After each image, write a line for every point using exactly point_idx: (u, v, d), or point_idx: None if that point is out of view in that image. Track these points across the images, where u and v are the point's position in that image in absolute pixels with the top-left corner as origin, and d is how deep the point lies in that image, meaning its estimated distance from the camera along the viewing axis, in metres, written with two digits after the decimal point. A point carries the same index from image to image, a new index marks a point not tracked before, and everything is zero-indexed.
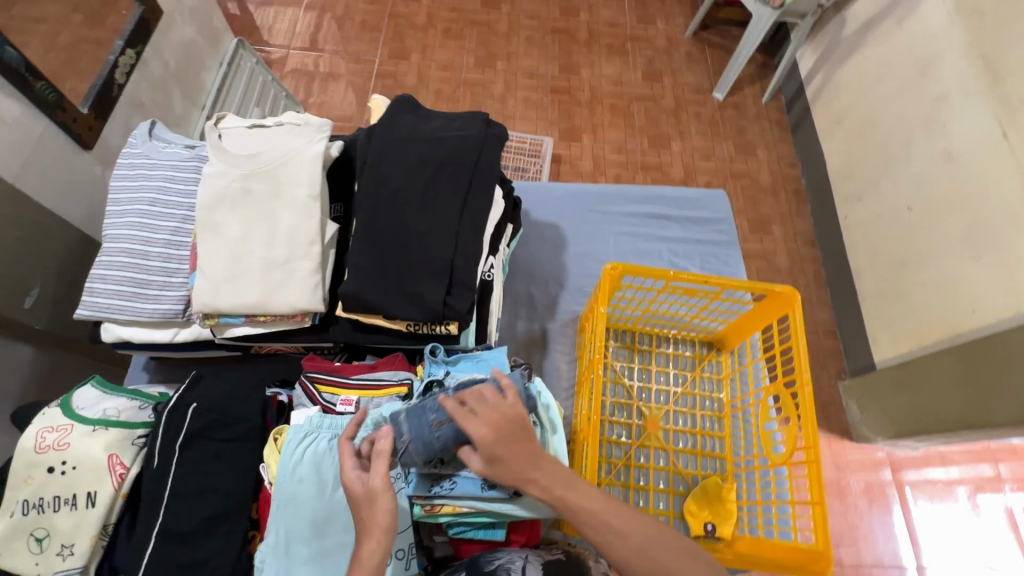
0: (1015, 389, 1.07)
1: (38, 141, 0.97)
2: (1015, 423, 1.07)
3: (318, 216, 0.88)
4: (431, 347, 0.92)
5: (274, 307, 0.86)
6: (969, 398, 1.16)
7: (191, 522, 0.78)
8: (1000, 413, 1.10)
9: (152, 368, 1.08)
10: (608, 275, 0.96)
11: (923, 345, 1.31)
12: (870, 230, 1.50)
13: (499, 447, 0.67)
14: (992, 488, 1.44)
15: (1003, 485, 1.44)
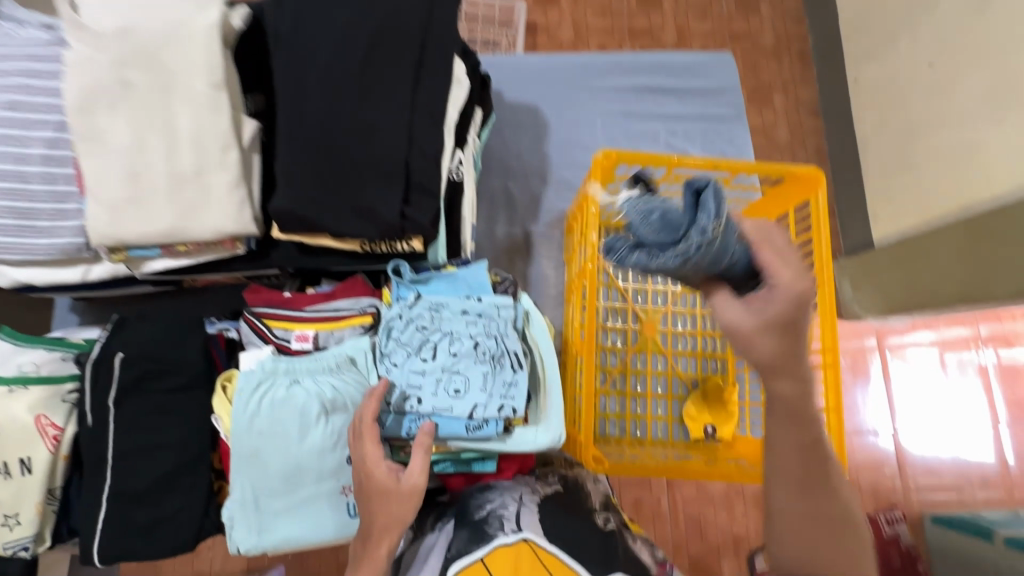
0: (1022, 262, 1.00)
1: None
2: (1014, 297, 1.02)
3: (228, 110, 0.68)
4: (395, 267, 0.78)
5: (194, 233, 0.69)
6: (970, 271, 1.09)
7: (144, 481, 0.71)
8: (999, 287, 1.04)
9: (81, 309, 0.94)
10: (600, 164, 0.80)
11: (923, 221, 1.21)
12: (885, 93, 1.32)
13: (791, 316, 0.48)
14: (970, 346, 1.46)
15: (979, 343, 1.47)
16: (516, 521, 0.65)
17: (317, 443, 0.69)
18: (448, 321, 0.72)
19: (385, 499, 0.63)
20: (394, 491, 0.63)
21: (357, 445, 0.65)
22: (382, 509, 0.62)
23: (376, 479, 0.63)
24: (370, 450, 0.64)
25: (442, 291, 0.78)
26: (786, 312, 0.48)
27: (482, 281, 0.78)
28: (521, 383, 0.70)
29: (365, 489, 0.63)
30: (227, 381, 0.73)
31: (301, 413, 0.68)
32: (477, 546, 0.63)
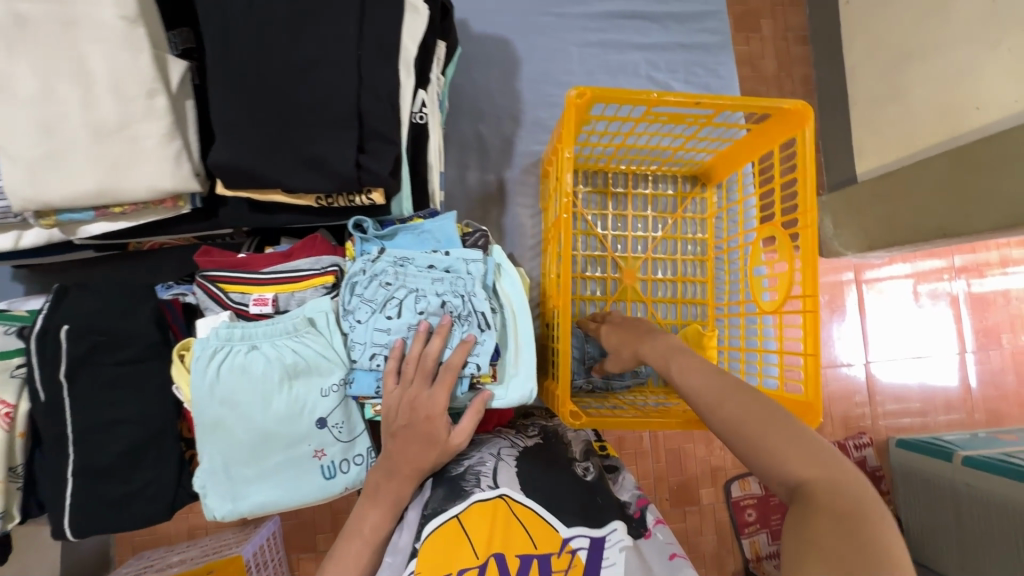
0: (1002, 194, 0.96)
1: None
2: (994, 230, 0.99)
3: (149, 49, 0.60)
4: (356, 221, 0.72)
5: (127, 192, 0.63)
6: (950, 208, 1.06)
7: (108, 457, 0.68)
8: (979, 222, 1.01)
9: (22, 278, 0.87)
10: (574, 105, 0.72)
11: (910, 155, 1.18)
12: (877, 15, 1.24)
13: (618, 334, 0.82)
14: (945, 278, 1.48)
15: (953, 274, 1.48)
16: (494, 477, 0.63)
17: (282, 409, 0.66)
18: (413, 277, 0.68)
19: (426, 442, 0.63)
20: (440, 441, 0.64)
21: (427, 382, 0.64)
22: (418, 454, 0.63)
23: (432, 421, 0.63)
24: (442, 396, 0.64)
25: (408, 246, 0.73)
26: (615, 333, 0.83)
27: (450, 234, 0.73)
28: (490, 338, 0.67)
29: (412, 425, 0.63)
30: (185, 350, 0.69)
31: (262, 381, 0.66)
32: (453, 502, 0.60)
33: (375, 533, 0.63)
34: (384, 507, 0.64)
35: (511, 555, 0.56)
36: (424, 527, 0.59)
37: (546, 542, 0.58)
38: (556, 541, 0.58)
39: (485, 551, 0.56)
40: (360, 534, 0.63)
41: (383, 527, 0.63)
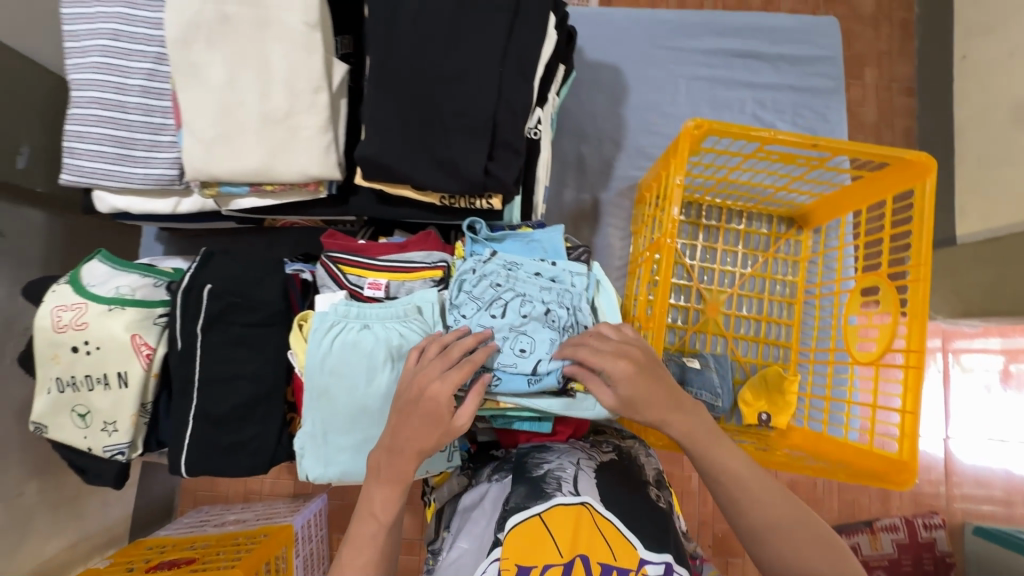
0: None
1: None
2: None
3: (321, 52, 0.68)
4: (470, 224, 0.78)
5: (281, 174, 0.71)
6: None
7: (225, 407, 0.75)
8: None
9: (165, 240, 0.99)
10: (689, 135, 0.75)
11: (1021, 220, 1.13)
12: (996, 71, 1.22)
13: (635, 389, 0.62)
14: None
15: None
16: (574, 484, 0.65)
17: (382, 387, 0.71)
18: (523, 282, 0.73)
19: (425, 421, 0.61)
20: (443, 421, 0.61)
21: (443, 365, 0.62)
22: (417, 431, 0.60)
23: (438, 400, 0.60)
24: (455, 379, 0.61)
25: (515, 251, 0.78)
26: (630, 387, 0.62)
27: (557, 246, 0.78)
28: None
29: (417, 401, 0.61)
30: (304, 320, 0.76)
31: (369, 358, 0.71)
32: (535, 502, 0.63)
33: (386, 513, 0.62)
34: (388, 488, 0.62)
35: (594, 560, 0.57)
36: (507, 520, 0.62)
37: (625, 557, 0.58)
38: (634, 557, 0.58)
39: (570, 550, 0.58)
40: (372, 516, 0.62)
41: (392, 507, 0.63)
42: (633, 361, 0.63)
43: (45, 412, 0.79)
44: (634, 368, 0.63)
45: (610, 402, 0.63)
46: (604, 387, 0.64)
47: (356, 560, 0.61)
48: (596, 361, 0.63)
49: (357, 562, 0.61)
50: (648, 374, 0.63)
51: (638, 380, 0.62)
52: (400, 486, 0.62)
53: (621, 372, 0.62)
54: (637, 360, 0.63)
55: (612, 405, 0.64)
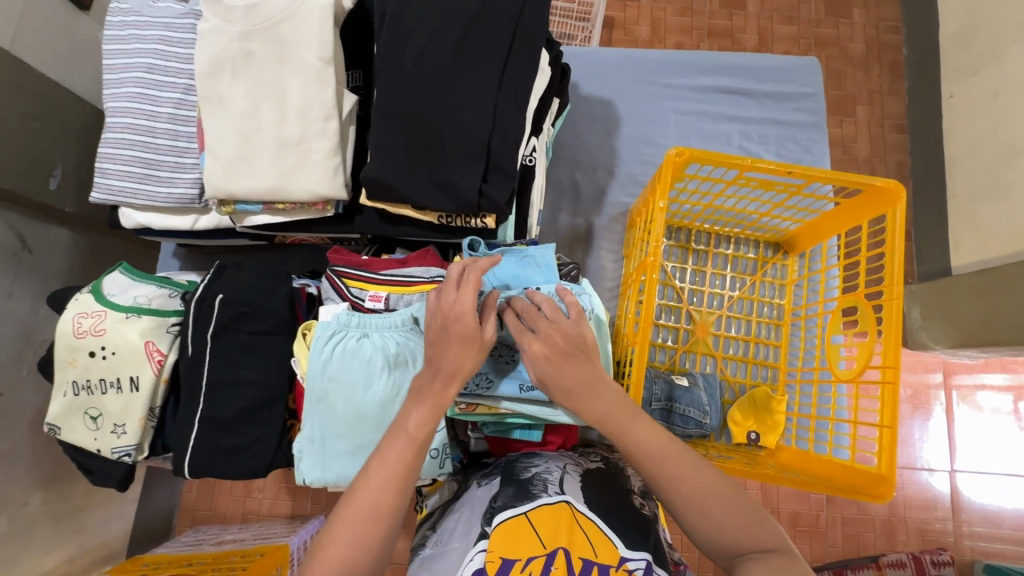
0: None
1: (24, 9, 0.91)
2: None
3: (333, 84, 0.75)
4: (470, 242, 0.81)
5: (293, 193, 0.77)
6: None
7: (230, 410, 0.79)
8: None
9: (181, 256, 1.05)
10: (671, 162, 0.80)
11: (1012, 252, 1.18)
12: (981, 111, 1.29)
13: (544, 371, 0.65)
14: None
15: None
16: (560, 485, 0.68)
17: (379, 393, 0.75)
18: None
19: (461, 340, 0.62)
20: (476, 338, 0.62)
21: (455, 286, 0.64)
22: (458, 352, 0.61)
23: (463, 319, 0.61)
24: (468, 294, 0.62)
25: (511, 265, 0.81)
26: (543, 367, 0.66)
27: (550, 261, 0.81)
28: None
29: (447, 325, 0.62)
30: (307, 331, 0.80)
31: (367, 364, 0.75)
32: (522, 501, 0.65)
33: (421, 430, 0.61)
34: (426, 405, 0.62)
35: (576, 554, 0.59)
36: (495, 517, 0.64)
37: (607, 554, 0.60)
38: (615, 555, 0.60)
39: (552, 543, 0.60)
40: (405, 431, 0.61)
41: (427, 427, 0.62)
42: (545, 343, 0.65)
43: (59, 414, 0.83)
44: (544, 349, 0.65)
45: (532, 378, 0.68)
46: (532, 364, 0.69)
47: (382, 469, 0.59)
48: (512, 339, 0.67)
49: (382, 473, 0.59)
50: (558, 358, 0.65)
51: (546, 362, 0.65)
52: (438, 408, 0.62)
53: (530, 352, 0.66)
54: (553, 344, 0.65)
55: (532, 381, 0.68)
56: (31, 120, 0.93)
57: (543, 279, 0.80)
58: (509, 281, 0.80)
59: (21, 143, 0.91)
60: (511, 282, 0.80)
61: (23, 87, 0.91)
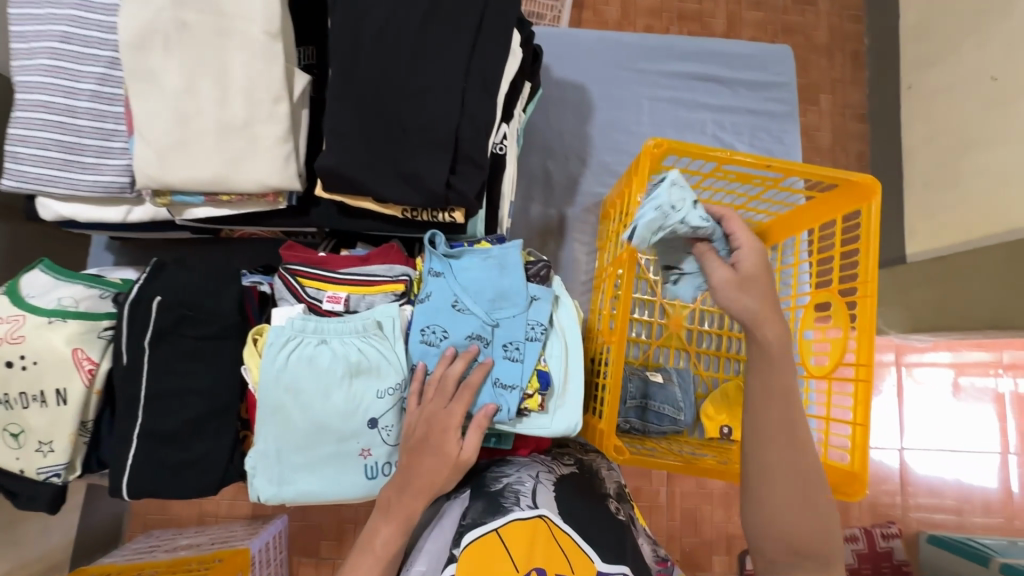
0: None
1: None
2: None
3: (282, 63, 0.68)
4: (430, 237, 0.76)
5: (239, 185, 0.69)
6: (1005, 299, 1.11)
7: (174, 424, 0.72)
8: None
9: (116, 250, 0.95)
10: (649, 153, 0.76)
11: (965, 241, 1.21)
12: (938, 101, 1.32)
13: (754, 271, 0.70)
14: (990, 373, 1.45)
15: (999, 369, 1.45)
16: (533, 497, 0.64)
17: (340, 403, 0.70)
18: (499, 334, 0.74)
19: (437, 459, 0.66)
20: (452, 455, 0.67)
21: (444, 399, 0.69)
22: (431, 471, 0.66)
23: (445, 434, 0.67)
24: (457, 411, 0.68)
25: (473, 267, 0.75)
26: (752, 266, 0.70)
27: (516, 262, 0.75)
28: (527, 360, 0.74)
29: (426, 443, 0.67)
30: (259, 335, 0.74)
31: (326, 373, 0.70)
32: (493, 517, 0.62)
33: (386, 548, 0.64)
34: (394, 523, 0.65)
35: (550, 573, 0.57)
36: (463, 537, 0.61)
37: (584, 569, 0.58)
38: (591, 568, 0.58)
39: (526, 564, 0.57)
40: (371, 550, 0.64)
41: (394, 544, 0.65)
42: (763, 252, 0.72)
43: None
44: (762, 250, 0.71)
45: (725, 276, 0.70)
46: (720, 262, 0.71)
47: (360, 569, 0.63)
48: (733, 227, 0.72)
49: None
50: (766, 270, 0.71)
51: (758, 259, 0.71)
52: (406, 523, 0.65)
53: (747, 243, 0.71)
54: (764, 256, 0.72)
55: (721, 278, 0.70)
56: None
57: (509, 284, 0.75)
58: (472, 286, 0.74)
59: None
60: (473, 288, 0.74)
61: None
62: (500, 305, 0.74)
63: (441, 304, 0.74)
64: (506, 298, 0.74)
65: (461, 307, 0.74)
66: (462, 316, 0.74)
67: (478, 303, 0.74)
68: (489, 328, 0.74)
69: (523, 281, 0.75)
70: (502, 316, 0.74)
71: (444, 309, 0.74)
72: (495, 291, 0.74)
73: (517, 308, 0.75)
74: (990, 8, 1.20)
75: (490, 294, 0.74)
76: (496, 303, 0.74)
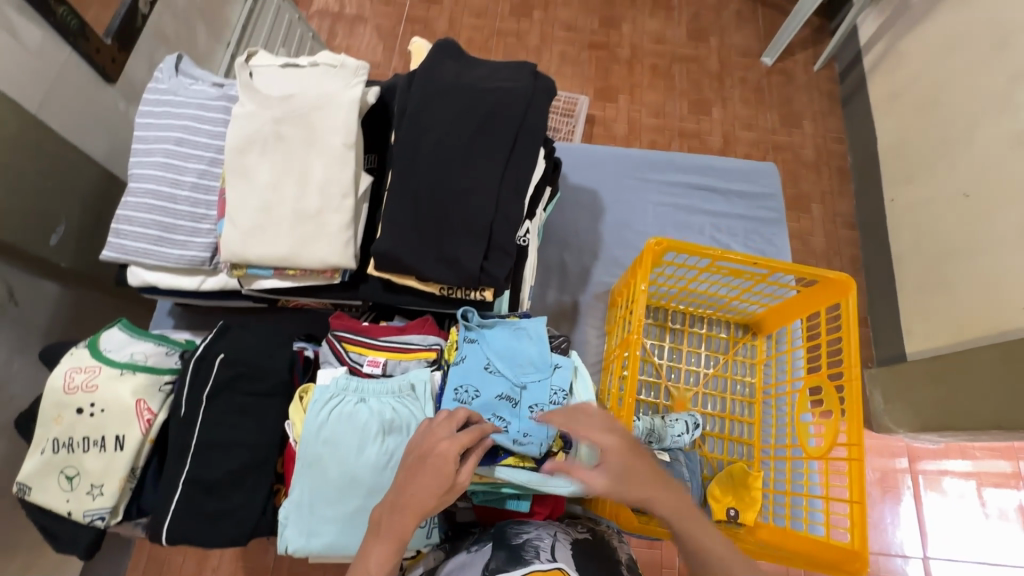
0: None
1: (61, 70, 0.96)
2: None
3: (353, 167, 0.83)
4: (464, 312, 0.87)
5: (304, 261, 0.82)
6: (1005, 398, 1.14)
7: (217, 473, 0.78)
8: None
9: (177, 314, 1.06)
10: (652, 250, 0.89)
11: (959, 341, 1.30)
12: (919, 214, 1.46)
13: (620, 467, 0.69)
14: (1011, 484, 1.42)
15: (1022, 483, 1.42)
16: (552, 552, 0.69)
17: (371, 459, 0.76)
18: (525, 396, 0.82)
19: (431, 478, 0.64)
20: (447, 479, 0.65)
21: (451, 427, 0.69)
22: (422, 491, 0.64)
23: (442, 455, 0.65)
24: (461, 439, 0.67)
25: (503, 335, 0.86)
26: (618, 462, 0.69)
27: (542, 332, 0.86)
28: None
29: (424, 460, 0.66)
30: (305, 393, 0.83)
31: (361, 429, 0.77)
32: (514, 566, 0.66)
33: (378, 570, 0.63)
34: (385, 543, 0.64)
35: None
36: None
37: None
38: None
39: None
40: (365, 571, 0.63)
41: (383, 567, 0.63)
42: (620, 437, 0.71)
43: (33, 473, 0.80)
44: (623, 442, 0.71)
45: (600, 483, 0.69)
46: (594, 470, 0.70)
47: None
48: (587, 434, 0.72)
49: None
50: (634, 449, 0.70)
51: (625, 453, 0.69)
52: (396, 544, 0.64)
53: (611, 442, 0.70)
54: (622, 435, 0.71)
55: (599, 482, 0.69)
56: (41, 178, 0.96)
57: (535, 350, 0.85)
58: (503, 351, 0.85)
59: (31, 201, 0.95)
60: (503, 353, 0.84)
61: (42, 148, 0.95)
62: (526, 369, 0.84)
63: (474, 366, 0.83)
64: (532, 363, 0.84)
65: (492, 369, 0.83)
66: (492, 377, 0.83)
67: (508, 366, 0.84)
68: (517, 389, 0.82)
69: (548, 350, 0.85)
70: (528, 378, 0.83)
71: (477, 371, 0.83)
72: (522, 356, 0.84)
73: (541, 372, 0.84)
74: (953, 137, 1.38)
75: (518, 359, 0.84)
76: (523, 366, 0.84)
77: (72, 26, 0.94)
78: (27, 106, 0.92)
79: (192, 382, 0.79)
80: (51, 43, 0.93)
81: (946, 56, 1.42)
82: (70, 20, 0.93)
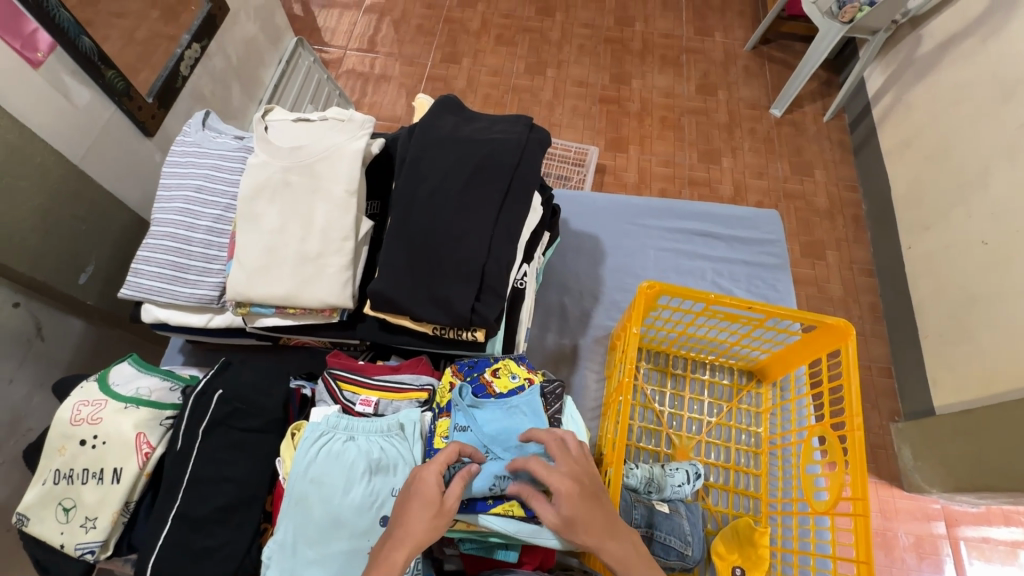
0: None
1: (105, 126, 1.05)
2: None
3: (354, 213, 0.87)
4: (459, 389, 0.84)
5: (304, 301, 0.85)
6: None
7: (205, 509, 0.79)
8: None
9: (187, 351, 1.11)
10: (644, 293, 0.89)
11: (991, 395, 1.23)
12: (937, 261, 1.44)
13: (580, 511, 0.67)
14: None
15: None
16: None
17: (357, 498, 0.76)
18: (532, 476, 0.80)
19: (419, 505, 0.65)
20: (434, 500, 0.66)
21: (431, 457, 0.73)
22: (411, 515, 0.65)
23: (425, 479, 0.68)
24: (438, 460, 0.70)
25: (497, 418, 0.82)
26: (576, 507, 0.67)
27: (537, 408, 0.84)
28: None
29: (409, 493, 0.68)
30: (297, 430, 0.85)
31: (349, 468, 0.77)
32: None
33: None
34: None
35: None
36: None
37: None
38: None
39: None
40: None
41: None
42: (575, 482, 0.69)
43: (33, 504, 0.82)
44: (576, 487, 0.69)
45: (553, 520, 0.68)
46: (548, 505, 0.70)
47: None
48: (543, 475, 0.69)
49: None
50: (587, 496, 0.69)
51: (579, 502, 0.68)
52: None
53: (564, 489, 0.68)
54: (580, 481, 0.70)
55: (554, 522, 0.68)
56: (74, 221, 1.03)
57: (533, 428, 0.82)
58: (499, 435, 0.81)
59: (64, 243, 1.02)
60: (499, 437, 0.81)
61: (81, 196, 1.03)
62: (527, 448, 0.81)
63: None
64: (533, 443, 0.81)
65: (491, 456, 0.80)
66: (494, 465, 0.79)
67: (506, 451, 0.80)
68: None
69: (546, 426, 0.82)
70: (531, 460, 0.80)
71: None
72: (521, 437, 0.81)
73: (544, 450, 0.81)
74: (965, 184, 1.38)
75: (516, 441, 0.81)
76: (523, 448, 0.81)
77: (118, 86, 1.04)
78: (71, 157, 1.00)
79: (190, 416, 0.81)
80: (99, 103, 1.03)
81: (952, 105, 1.44)
82: (117, 82, 1.03)
